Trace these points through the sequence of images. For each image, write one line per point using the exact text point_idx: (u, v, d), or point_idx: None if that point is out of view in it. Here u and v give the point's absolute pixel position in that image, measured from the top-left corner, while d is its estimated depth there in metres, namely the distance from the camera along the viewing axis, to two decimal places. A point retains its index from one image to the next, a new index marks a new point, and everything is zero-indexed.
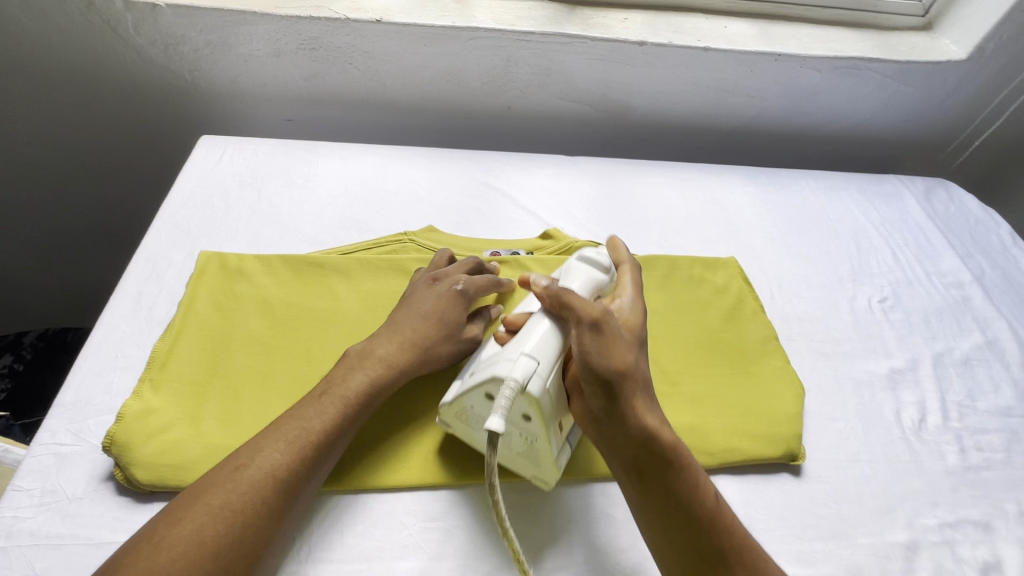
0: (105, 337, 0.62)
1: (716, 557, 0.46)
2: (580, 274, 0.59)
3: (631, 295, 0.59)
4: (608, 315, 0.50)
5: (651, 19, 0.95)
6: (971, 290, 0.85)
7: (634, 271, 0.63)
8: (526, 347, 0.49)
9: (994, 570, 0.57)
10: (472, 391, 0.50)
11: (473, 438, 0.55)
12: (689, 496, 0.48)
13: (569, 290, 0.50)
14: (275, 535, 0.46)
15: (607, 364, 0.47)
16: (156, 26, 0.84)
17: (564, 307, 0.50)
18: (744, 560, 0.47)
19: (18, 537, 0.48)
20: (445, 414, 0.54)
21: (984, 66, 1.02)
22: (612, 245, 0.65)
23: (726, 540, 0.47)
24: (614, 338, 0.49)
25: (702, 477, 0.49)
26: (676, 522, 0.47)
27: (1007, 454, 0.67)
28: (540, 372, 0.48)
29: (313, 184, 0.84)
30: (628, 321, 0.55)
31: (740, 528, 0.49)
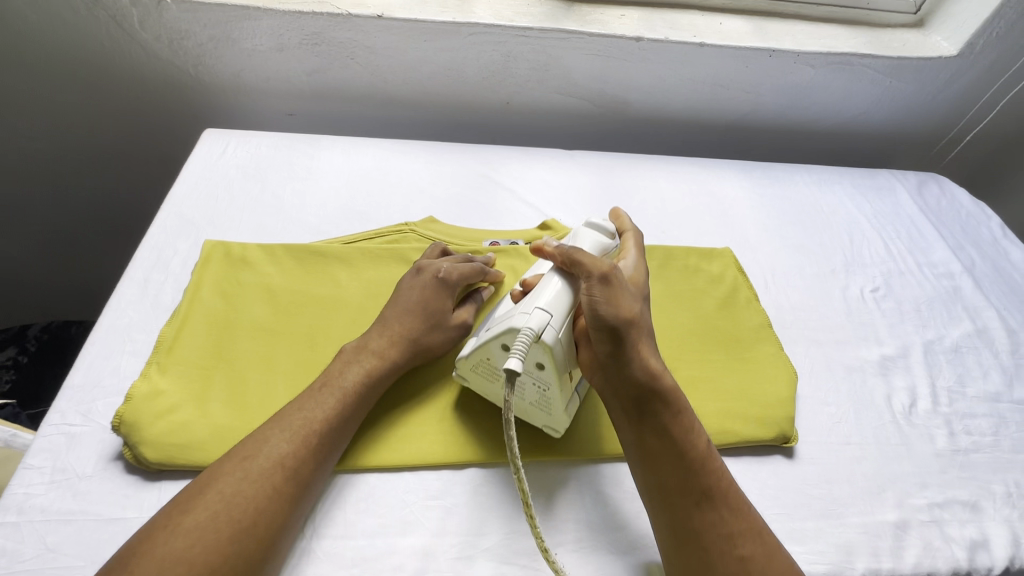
0: (112, 322, 0.63)
1: (705, 496, 0.49)
2: (587, 237, 0.62)
3: (635, 256, 0.62)
4: (615, 271, 0.53)
5: (648, 16, 0.97)
6: (961, 280, 0.87)
7: (638, 238, 0.65)
8: (539, 301, 0.52)
9: (981, 548, 0.59)
10: (488, 343, 0.53)
11: (488, 390, 0.58)
12: (683, 437, 0.50)
13: (577, 249, 0.53)
14: (287, 523, 0.47)
15: (616, 312, 0.50)
16: (161, 21, 0.85)
17: (574, 263, 0.53)
18: (732, 502, 0.49)
19: (30, 512, 0.50)
20: (462, 367, 0.57)
21: (975, 62, 1.04)
22: (617, 215, 0.68)
23: (716, 483, 0.49)
24: (621, 289, 0.52)
25: (696, 425, 0.52)
26: (669, 461, 0.49)
27: (995, 437, 0.69)
28: (554, 323, 0.51)
29: (315, 176, 0.86)
30: (633, 277, 0.59)
31: (728, 476, 0.51)
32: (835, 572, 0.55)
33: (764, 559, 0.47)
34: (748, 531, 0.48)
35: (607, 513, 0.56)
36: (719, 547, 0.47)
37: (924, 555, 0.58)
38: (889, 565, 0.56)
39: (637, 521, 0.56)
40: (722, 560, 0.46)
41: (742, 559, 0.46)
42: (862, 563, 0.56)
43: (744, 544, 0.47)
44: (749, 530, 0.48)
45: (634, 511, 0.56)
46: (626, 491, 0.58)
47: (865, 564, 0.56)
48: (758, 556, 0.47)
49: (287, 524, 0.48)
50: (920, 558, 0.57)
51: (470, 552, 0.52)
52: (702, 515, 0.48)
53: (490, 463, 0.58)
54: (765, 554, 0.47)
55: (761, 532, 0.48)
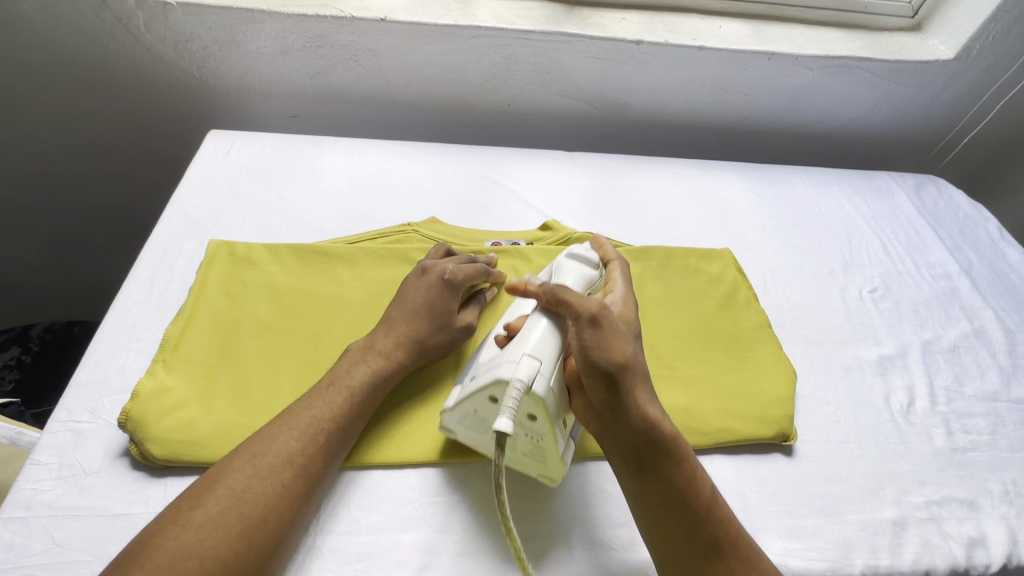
0: (119, 321, 0.64)
1: (713, 547, 0.48)
2: (571, 273, 0.60)
3: (622, 288, 0.59)
4: (606, 310, 0.50)
5: (648, 19, 0.98)
6: (959, 281, 0.88)
7: (624, 267, 0.63)
8: (526, 347, 0.50)
9: (979, 545, 0.59)
10: (476, 395, 0.51)
11: (477, 441, 0.55)
12: (688, 487, 0.49)
13: (564, 287, 0.50)
14: (296, 520, 0.48)
15: (610, 359, 0.47)
16: (167, 23, 0.86)
17: (561, 303, 0.50)
18: (739, 551, 0.48)
19: (37, 508, 0.50)
20: (448, 418, 0.55)
21: (972, 65, 1.05)
22: (599, 243, 0.65)
23: (723, 533, 0.49)
24: (613, 332, 0.49)
25: (700, 471, 0.51)
26: (674, 512, 0.48)
27: (992, 436, 0.69)
28: (544, 371, 0.49)
29: (318, 177, 0.86)
30: (624, 312, 0.56)
31: (735, 521, 0.50)
32: (833, 569, 0.55)
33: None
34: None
35: (607, 510, 0.57)
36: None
37: (922, 552, 0.58)
38: (887, 562, 0.57)
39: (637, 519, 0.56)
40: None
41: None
42: (861, 559, 0.57)
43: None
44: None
45: None
46: None
47: (863, 561, 0.57)
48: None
49: (296, 521, 0.48)
50: (918, 555, 0.58)
51: (472, 549, 0.53)
52: (710, 567, 0.47)
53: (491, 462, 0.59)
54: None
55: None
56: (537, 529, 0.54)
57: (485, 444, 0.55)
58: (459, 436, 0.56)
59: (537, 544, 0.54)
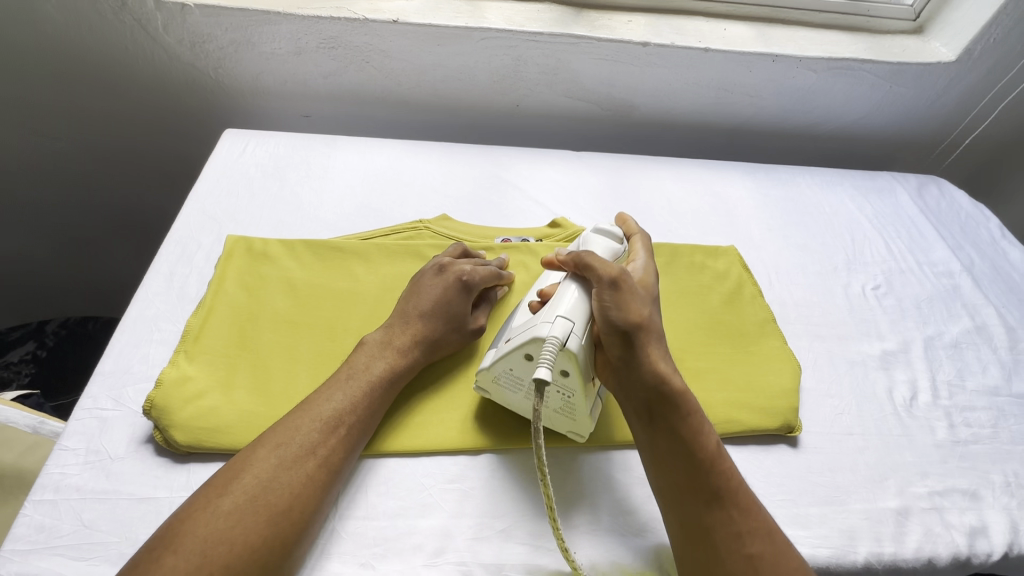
0: (140, 313, 0.66)
1: (716, 496, 0.49)
2: (597, 245, 0.63)
3: (644, 258, 0.64)
4: (625, 275, 0.55)
5: (654, 22, 1.00)
6: (961, 279, 0.89)
7: (645, 239, 0.67)
8: (560, 310, 0.53)
9: (980, 534, 0.61)
10: (512, 354, 0.55)
11: (509, 401, 0.59)
12: (693, 438, 0.51)
13: (589, 252, 0.56)
14: (319, 508, 0.50)
15: (626, 316, 0.53)
16: (185, 25, 0.89)
17: (584, 267, 0.55)
18: (741, 502, 0.50)
19: (66, 491, 0.52)
20: (481, 380, 0.58)
21: (973, 67, 1.07)
22: (623, 219, 0.70)
23: (726, 483, 0.50)
24: (630, 293, 0.54)
25: (707, 425, 0.53)
26: (679, 461, 0.51)
27: (994, 429, 0.70)
28: (577, 331, 0.52)
29: (332, 175, 0.88)
30: (643, 279, 0.60)
31: (739, 476, 0.52)
32: (838, 555, 0.57)
33: (773, 557, 0.47)
34: (757, 530, 0.49)
35: (618, 497, 0.58)
36: (728, 544, 0.48)
37: (925, 540, 0.59)
38: (891, 550, 0.58)
39: (646, 505, 0.58)
40: (730, 557, 0.47)
41: (750, 557, 0.47)
42: (865, 547, 0.58)
43: (753, 543, 0.48)
44: (759, 529, 0.49)
45: (644, 496, 0.58)
46: (635, 477, 0.60)
47: (868, 548, 0.58)
48: (767, 554, 0.47)
49: (319, 509, 0.50)
50: (921, 544, 0.59)
51: (486, 533, 0.54)
52: (712, 514, 0.49)
53: (504, 450, 0.60)
54: (773, 553, 0.48)
55: (770, 531, 0.49)
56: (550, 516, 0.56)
57: (517, 402, 0.59)
58: (492, 396, 0.59)
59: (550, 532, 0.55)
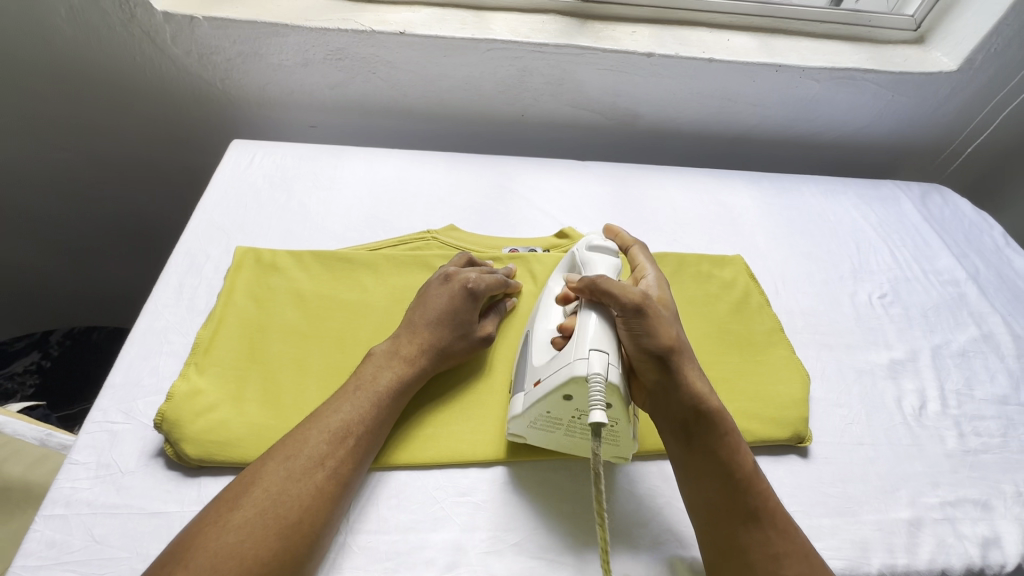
0: (150, 325, 0.66)
1: (752, 516, 0.50)
2: (602, 264, 0.63)
3: (653, 271, 0.64)
4: (648, 299, 0.55)
5: (658, 32, 1.01)
6: (967, 287, 0.90)
7: (644, 249, 0.68)
8: (590, 343, 0.52)
9: (993, 545, 0.60)
10: (548, 397, 0.53)
11: (548, 439, 0.58)
12: (730, 459, 0.52)
13: (604, 278, 0.55)
14: (330, 519, 0.49)
15: (658, 341, 0.53)
16: (193, 37, 0.89)
17: (603, 294, 0.55)
18: (778, 523, 0.50)
19: (77, 506, 0.51)
20: (515, 422, 0.57)
21: (975, 76, 1.07)
22: (613, 232, 0.70)
23: (763, 504, 0.51)
24: (657, 317, 0.54)
25: (743, 445, 0.53)
26: (717, 481, 0.51)
27: (1004, 438, 0.70)
28: (613, 360, 0.52)
29: (339, 186, 0.89)
30: (660, 296, 0.61)
31: (773, 496, 0.52)
32: (851, 567, 0.56)
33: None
34: (794, 552, 0.49)
35: (630, 508, 0.58)
36: (765, 565, 0.48)
37: (938, 551, 0.59)
38: (904, 561, 0.58)
39: (659, 515, 0.58)
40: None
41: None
42: (878, 558, 0.58)
43: (791, 565, 0.48)
44: (796, 551, 0.49)
45: (655, 506, 0.58)
46: (647, 488, 0.60)
47: (881, 560, 0.58)
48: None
49: (330, 520, 0.49)
50: (934, 555, 0.59)
51: (500, 547, 0.54)
52: (748, 534, 0.49)
53: (515, 461, 0.60)
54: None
55: (806, 553, 0.49)
56: (562, 530, 0.56)
57: (557, 440, 0.58)
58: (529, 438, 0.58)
59: (563, 546, 0.55)
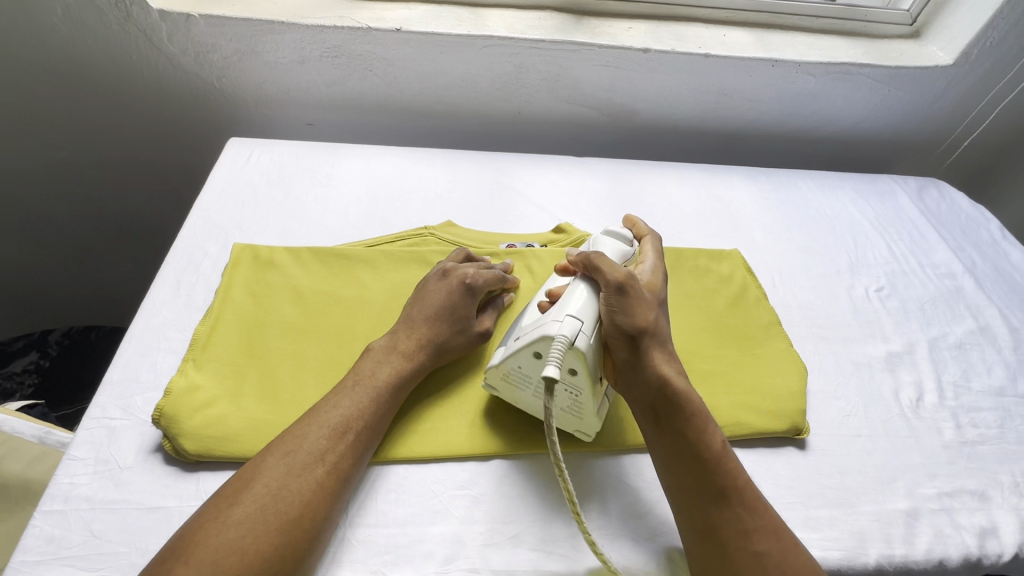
0: (148, 322, 0.66)
1: (722, 494, 0.51)
2: (607, 246, 0.64)
3: (653, 259, 0.65)
4: (631, 279, 0.56)
5: (654, 28, 1.01)
6: (964, 280, 0.90)
7: (655, 241, 0.68)
8: (569, 309, 0.54)
9: (990, 535, 0.61)
10: (520, 352, 0.55)
11: (517, 399, 0.59)
12: (698, 439, 0.52)
13: (598, 254, 0.57)
14: (330, 515, 0.49)
15: (632, 320, 0.54)
16: (190, 35, 0.89)
17: (593, 269, 0.57)
18: (747, 500, 0.51)
19: (76, 501, 0.52)
20: (491, 378, 0.59)
21: (970, 70, 1.07)
22: (631, 223, 0.71)
23: (732, 482, 0.51)
24: (637, 297, 0.55)
25: (712, 426, 0.54)
26: (686, 461, 0.52)
27: (1001, 429, 0.71)
28: (586, 330, 0.53)
29: (337, 183, 0.89)
30: (650, 281, 0.61)
31: (743, 474, 0.53)
32: (849, 558, 0.57)
33: (779, 555, 0.48)
34: (763, 528, 0.50)
35: (629, 501, 0.58)
36: (735, 542, 0.49)
37: (935, 542, 0.59)
38: (902, 552, 0.58)
39: (658, 508, 0.58)
40: (738, 555, 0.48)
41: (757, 555, 0.48)
42: (876, 549, 0.58)
43: (760, 540, 0.49)
44: (766, 527, 0.50)
45: (653, 499, 0.58)
46: (645, 480, 0.60)
47: (878, 550, 0.58)
48: (774, 551, 0.48)
49: (330, 516, 0.49)
50: (932, 545, 0.59)
51: (498, 539, 0.54)
52: (719, 513, 0.50)
53: (514, 455, 0.60)
54: (779, 550, 0.49)
55: (776, 529, 0.50)
56: (560, 522, 0.56)
57: (525, 402, 0.59)
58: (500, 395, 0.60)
59: (563, 539, 0.55)
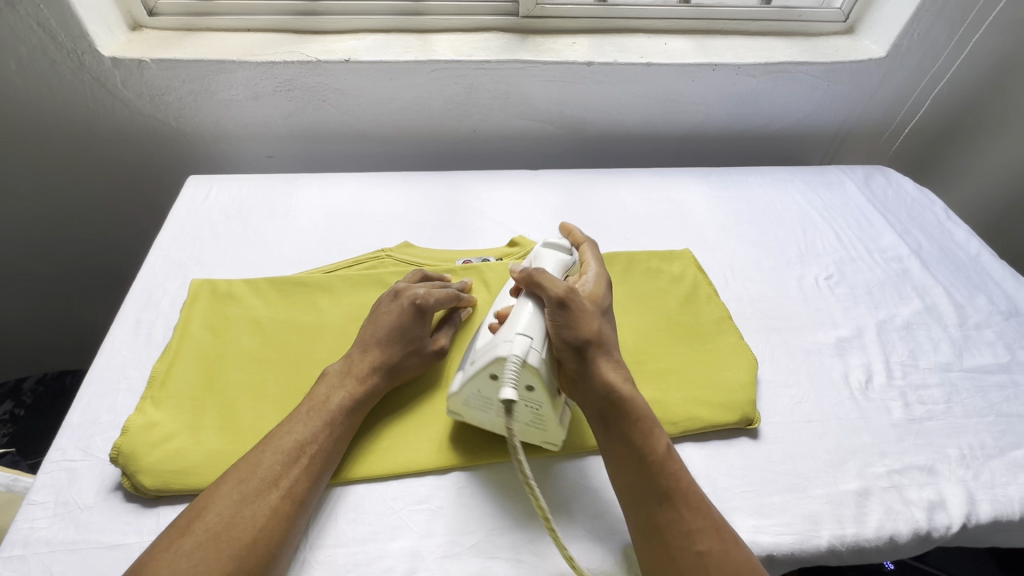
0: (108, 362, 0.67)
1: (666, 496, 0.53)
2: (549, 259, 0.67)
3: (595, 268, 0.67)
4: (572, 293, 0.58)
5: (597, 42, 1.05)
6: (910, 262, 0.93)
7: (593, 247, 0.71)
8: (518, 327, 0.57)
9: (939, 508, 0.63)
10: (478, 376, 0.57)
11: (481, 421, 0.61)
12: (644, 444, 0.55)
13: (539, 270, 0.60)
14: (286, 539, 0.51)
15: (577, 332, 0.56)
16: (143, 79, 0.92)
17: (536, 285, 0.59)
18: (690, 501, 0.53)
19: (36, 545, 0.52)
20: (452, 405, 0.61)
21: (903, 60, 1.12)
22: (568, 229, 0.74)
23: (676, 483, 0.53)
24: (580, 310, 0.58)
25: (658, 430, 0.56)
26: (631, 464, 0.54)
27: (947, 405, 0.73)
28: (536, 346, 0.56)
29: (295, 213, 0.91)
30: (593, 292, 0.63)
31: (688, 476, 0.55)
32: (801, 541, 0.58)
33: (720, 553, 0.50)
34: (706, 527, 0.51)
35: (587, 502, 0.59)
36: (679, 542, 0.51)
37: (885, 519, 0.61)
38: (853, 531, 0.60)
39: (613, 507, 0.59)
40: (681, 554, 0.50)
41: (700, 554, 0.50)
42: (828, 530, 0.59)
43: (702, 539, 0.50)
44: (706, 526, 0.51)
45: (608, 498, 0.60)
46: (599, 481, 0.61)
47: (830, 531, 0.59)
48: (715, 549, 0.50)
49: (287, 539, 0.51)
50: (882, 522, 0.61)
51: (456, 550, 0.55)
52: (664, 514, 0.52)
53: (470, 466, 0.61)
54: (721, 549, 0.50)
55: (718, 527, 0.52)
56: (518, 530, 0.57)
57: (491, 422, 0.61)
58: (466, 419, 0.61)
59: (521, 547, 0.56)
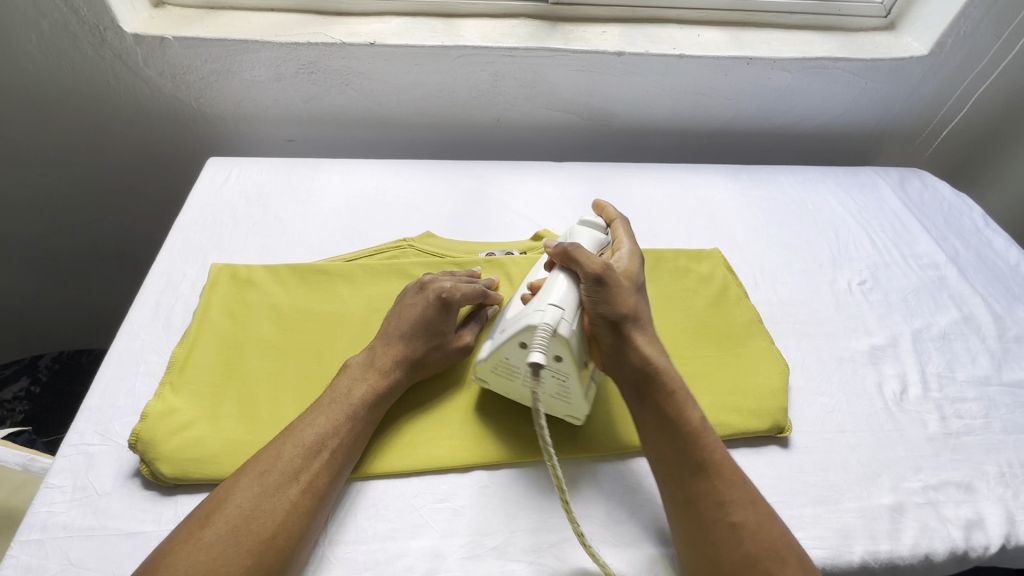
0: (126, 346, 0.66)
1: (699, 468, 0.52)
2: (585, 236, 0.66)
3: (628, 245, 0.65)
4: (609, 269, 0.57)
5: (628, 31, 1.01)
6: (947, 270, 0.89)
7: (626, 223, 0.69)
8: (551, 297, 0.55)
9: (976, 527, 0.60)
10: (506, 344, 0.55)
11: (506, 390, 0.60)
12: (678, 415, 0.54)
13: (575, 244, 0.58)
14: (305, 535, 0.49)
15: (614, 307, 0.55)
16: (164, 57, 0.90)
17: (572, 262, 0.57)
18: (723, 473, 0.51)
19: (53, 530, 0.51)
20: (479, 371, 0.59)
21: (946, 59, 1.07)
22: (601, 207, 0.72)
23: (710, 455, 0.52)
24: (617, 286, 0.57)
25: (692, 401, 0.55)
26: (664, 436, 0.53)
27: (986, 419, 0.70)
28: (567, 317, 0.54)
29: (316, 199, 0.89)
30: (627, 268, 0.61)
31: (721, 447, 0.53)
32: (833, 556, 0.56)
33: (754, 526, 0.49)
34: (740, 499, 0.50)
35: (611, 508, 0.57)
36: (711, 514, 0.50)
37: (920, 536, 0.59)
38: (887, 547, 0.58)
39: (637, 514, 0.57)
40: (713, 526, 0.49)
41: (733, 525, 0.49)
42: (860, 546, 0.57)
43: (736, 512, 0.49)
44: (741, 498, 0.50)
45: (632, 505, 0.58)
46: (623, 486, 0.59)
47: (863, 547, 0.57)
48: (749, 522, 0.49)
49: (306, 535, 0.49)
50: (917, 539, 0.59)
51: (478, 552, 0.54)
52: (697, 485, 0.51)
53: (491, 465, 0.60)
54: (755, 521, 0.49)
55: (753, 500, 0.50)
56: (543, 533, 0.55)
57: (516, 391, 0.59)
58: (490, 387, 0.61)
59: (545, 551, 0.54)
